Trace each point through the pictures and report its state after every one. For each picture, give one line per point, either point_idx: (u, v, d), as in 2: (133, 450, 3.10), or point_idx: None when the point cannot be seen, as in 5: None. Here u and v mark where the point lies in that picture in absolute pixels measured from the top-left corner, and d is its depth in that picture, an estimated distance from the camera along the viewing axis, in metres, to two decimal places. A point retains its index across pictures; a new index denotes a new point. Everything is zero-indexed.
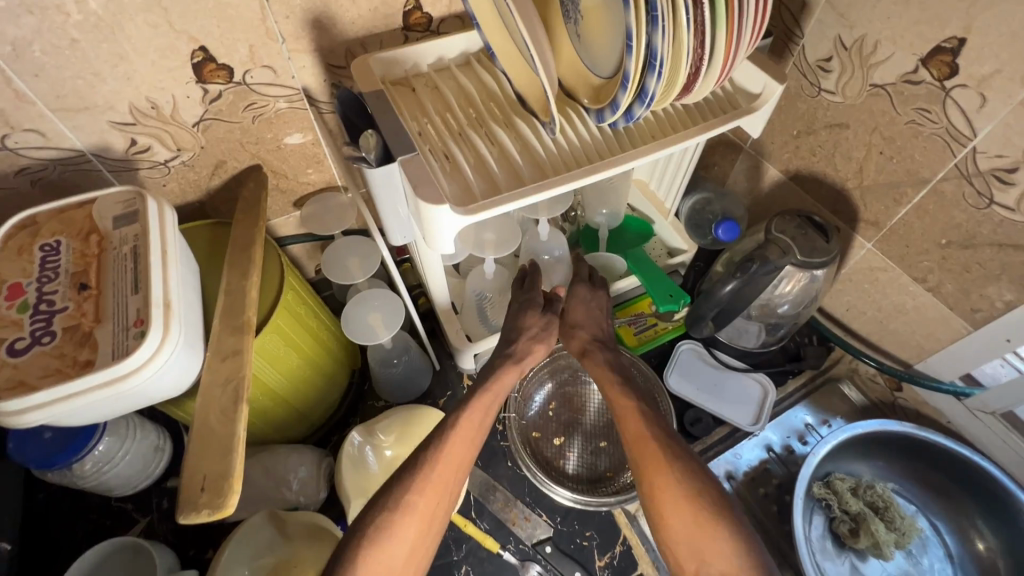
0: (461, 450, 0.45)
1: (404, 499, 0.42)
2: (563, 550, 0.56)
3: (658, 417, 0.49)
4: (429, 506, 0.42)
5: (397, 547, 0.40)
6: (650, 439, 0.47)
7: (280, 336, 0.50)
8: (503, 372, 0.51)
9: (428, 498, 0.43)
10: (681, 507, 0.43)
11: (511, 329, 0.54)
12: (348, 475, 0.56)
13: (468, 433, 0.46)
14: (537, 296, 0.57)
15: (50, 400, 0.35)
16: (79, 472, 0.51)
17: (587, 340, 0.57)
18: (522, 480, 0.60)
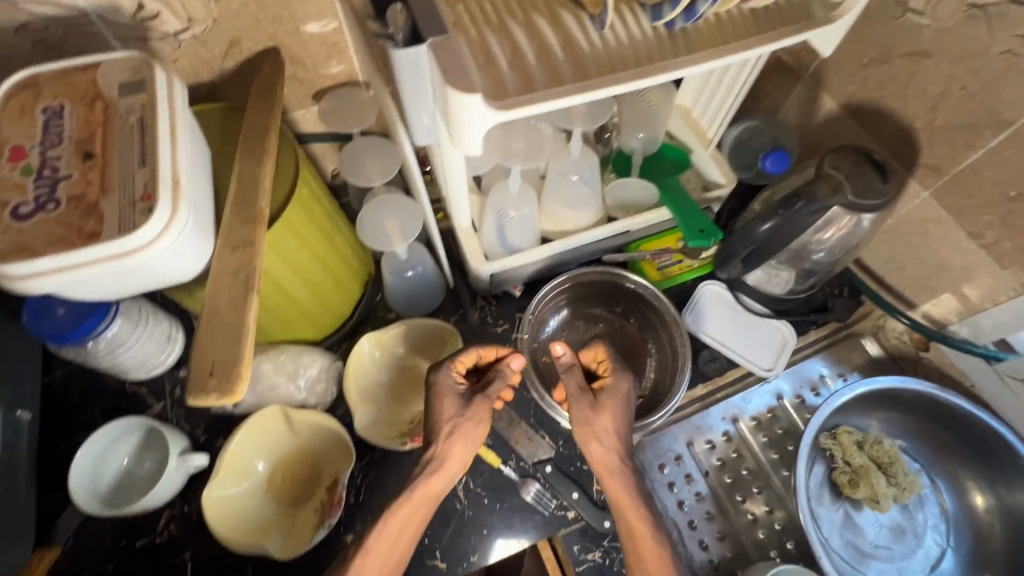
0: (397, 538, 0.47)
1: None
2: (563, 471, 0.57)
3: (636, 495, 0.49)
4: None
5: None
6: (626, 518, 0.48)
7: (294, 232, 0.49)
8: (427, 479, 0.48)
9: None
10: None
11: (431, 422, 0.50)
12: (356, 379, 0.57)
13: (417, 508, 0.48)
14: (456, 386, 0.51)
15: (56, 268, 0.33)
16: (93, 350, 0.51)
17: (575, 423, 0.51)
18: (528, 402, 0.60)
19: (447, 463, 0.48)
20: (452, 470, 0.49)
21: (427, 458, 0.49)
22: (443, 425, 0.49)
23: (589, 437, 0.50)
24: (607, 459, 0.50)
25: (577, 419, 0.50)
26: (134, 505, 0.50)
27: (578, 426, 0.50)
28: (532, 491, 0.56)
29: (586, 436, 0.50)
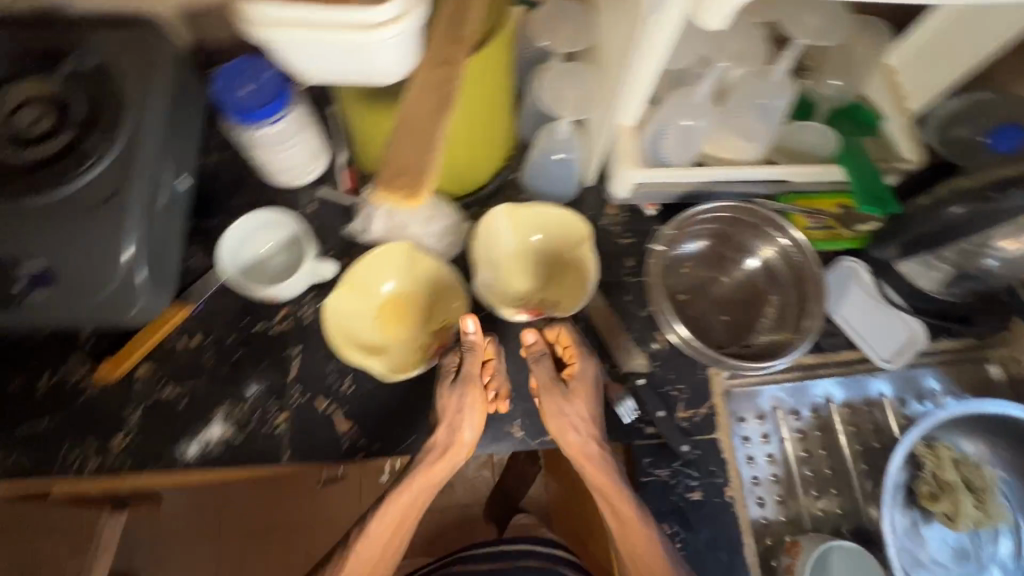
0: (398, 504, 0.54)
1: (355, 542, 0.54)
2: (653, 390, 0.57)
3: (623, 490, 0.52)
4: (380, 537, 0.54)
5: (360, 561, 0.54)
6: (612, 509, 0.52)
7: (483, 78, 0.46)
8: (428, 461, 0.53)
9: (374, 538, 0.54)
10: None
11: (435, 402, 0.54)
12: (479, 245, 0.57)
13: (419, 491, 0.54)
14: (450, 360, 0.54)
15: (300, 22, 0.37)
16: (256, 138, 0.54)
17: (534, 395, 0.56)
18: (634, 317, 0.60)
19: (444, 459, 0.53)
20: (452, 460, 0.53)
21: (429, 443, 0.53)
22: (445, 414, 0.52)
23: (565, 427, 0.52)
24: (585, 447, 0.52)
25: (557, 424, 0.52)
26: (261, 287, 0.54)
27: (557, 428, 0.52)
28: (623, 402, 0.56)
29: (563, 427, 0.52)
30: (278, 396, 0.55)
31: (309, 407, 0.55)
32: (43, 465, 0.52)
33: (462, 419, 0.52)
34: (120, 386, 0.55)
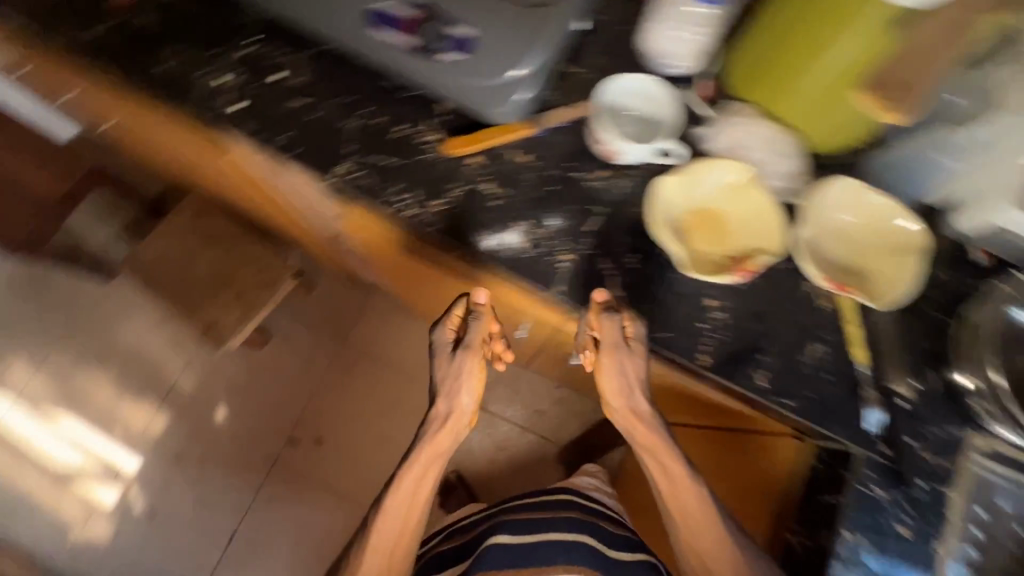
0: (420, 463, 0.77)
1: (389, 493, 0.77)
2: (903, 416, 0.56)
3: (666, 444, 0.64)
4: (420, 466, 0.77)
5: (406, 479, 0.77)
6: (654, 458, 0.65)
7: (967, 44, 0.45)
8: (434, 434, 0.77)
9: (409, 471, 0.77)
10: (696, 523, 0.64)
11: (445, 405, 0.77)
12: (812, 204, 0.57)
13: (429, 457, 0.77)
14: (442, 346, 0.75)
15: None
16: (684, 1, 0.59)
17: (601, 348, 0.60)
18: (917, 345, 0.57)
19: (450, 418, 0.77)
20: (453, 427, 0.78)
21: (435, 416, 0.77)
22: (444, 408, 0.76)
23: (615, 385, 0.61)
24: (633, 402, 0.63)
25: (609, 384, 0.62)
26: (611, 134, 0.58)
27: (608, 387, 0.62)
28: (875, 415, 0.56)
29: (616, 382, 0.61)
30: (570, 239, 0.60)
31: (592, 260, 0.59)
32: (374, 193, 0.61)
33: (461, 386, 0.76)
34: (454, 163, 0.62)
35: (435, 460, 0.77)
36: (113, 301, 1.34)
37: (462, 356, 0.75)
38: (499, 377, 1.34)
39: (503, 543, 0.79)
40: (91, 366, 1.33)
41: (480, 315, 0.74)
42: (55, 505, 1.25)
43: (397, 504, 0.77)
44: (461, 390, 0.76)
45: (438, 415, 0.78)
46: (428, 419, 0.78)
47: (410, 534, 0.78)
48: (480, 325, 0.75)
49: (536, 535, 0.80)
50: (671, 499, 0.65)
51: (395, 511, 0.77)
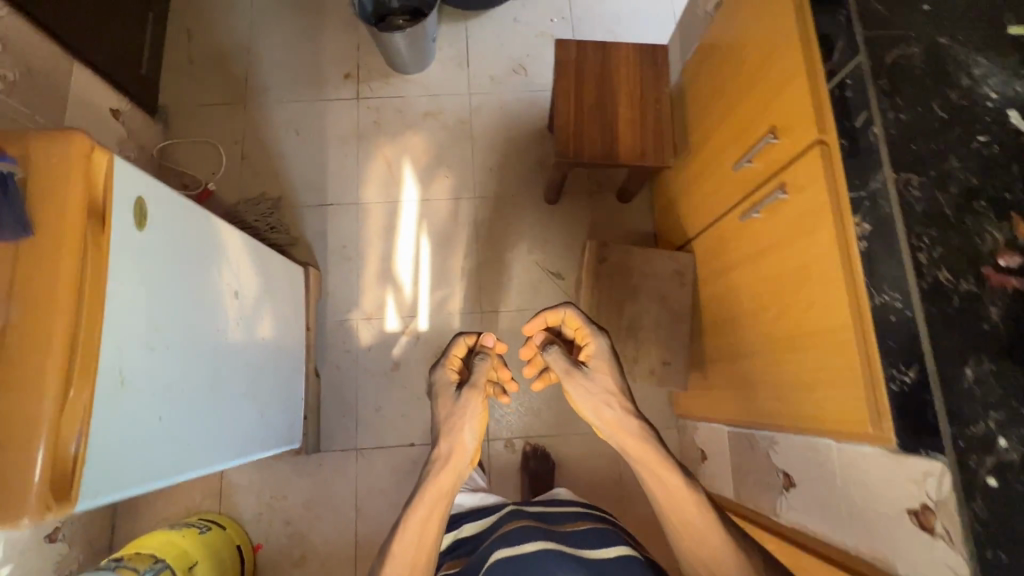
0: (435, 498, 0.81)
1: (408, 520, 0.80)
2: None
3: (661, 458, 0.78)
4: (436, 498, 0.81)
5: (422, 519, 0.80)
6: (653, 472, 0.78)
7: None
8: (440, 472, 0.84)
9: (429, 504, 0.81)
10: (715, 546, 0.73)
11: (447, 444, 0.86)
12: None
13: (441, 493, 0.82)
14: (476, 379, 0.89)
15: None
16: None
17: (573, 378, 0.85)
18: None
19: (453, 458, 0.84)
20: (455, 464, 0.84)
21: (440, 457, 0.85)
22: (445, 447, 0.86)
23: (580, 394, 0.85)
24: (619, 417, 0.82)
25: (584, 402, 0.84)
26: None
27: (585, 406, 0.84)
28: None
29: (590, 402, 0.83)
30: None
31: None
32: None
33: (466, 426, 0.87)
34: None
35: (443, 497, 0.82)
36: (535, 221, 1.46)
37: (469, 397, 0.88)
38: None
39: (505, 558, 0.84)
40: (475, 237, 1.45)
41: (486, 357, 0.92)
42: (363, 287, 1.40)
43: (416, 536, 0.79)
44: (465, 426, 0.87)
45: (440, 456, 0.85)
46: (430, 462, 0.85)
47: (424, 564, 0.79)
48: (483, 366, 0.89)
49: (529, 539, 0.87)
50: (667, 503, 0.77)
51: (418, 547, 0.79)
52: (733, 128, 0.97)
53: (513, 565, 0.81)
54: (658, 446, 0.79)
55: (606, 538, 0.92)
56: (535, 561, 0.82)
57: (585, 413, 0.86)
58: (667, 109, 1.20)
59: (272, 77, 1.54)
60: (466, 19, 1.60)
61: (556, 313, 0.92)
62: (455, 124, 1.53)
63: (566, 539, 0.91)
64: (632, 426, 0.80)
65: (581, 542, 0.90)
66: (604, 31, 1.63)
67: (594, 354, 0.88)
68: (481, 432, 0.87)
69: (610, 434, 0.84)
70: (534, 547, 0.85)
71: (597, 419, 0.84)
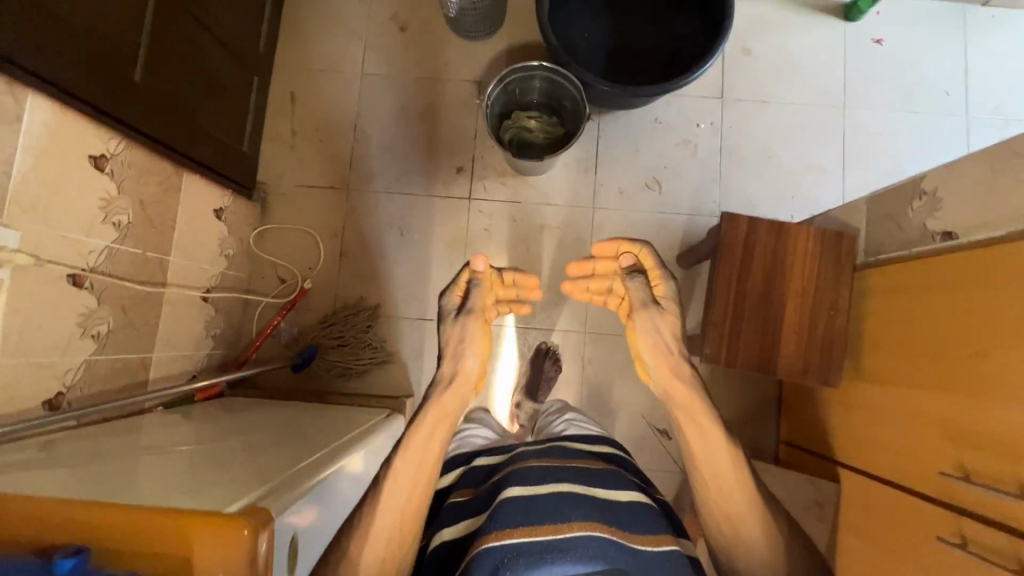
0: (432, 420, 0.86)
1: (409, 442, 0.85)
2: None
3: (702, 404, 0.84)
4: (433, 421, 0.86)
5: (419, 442, 0.85)
6: (695, 415, 0.84)
7: None
8: (440, 395, 0.88)
9: (428, 424, 0.86)
10: (735, 489, 0.81)
11: (453, 366, 0.90)
12: None
13: (440, 415, 0.87)
14: (472, 305, 0.92)
15: None
16: None
17: (649, 310, 0.88)
18: None
19: (456, 380, 0.90)
20: (460, 391, 0.89)
21: (444, 379, 0.90)
22: (447, 370, 0.90)
23: (643, 326, 0.87)
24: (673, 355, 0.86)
25: (646, 336, 0.88)
26: None
27: (646, 339, 0.87)
28: None
29: (651, 335, 0.87)
30: None
31: None
32: None
33: (467, 351, 0.91)
34: None
35: (441, 418, 0.87)
36: None
37: (467, 322, 0.91)
38: None
39: (516, 497, 0.74)
40: (582, 376, 1.35)
41: (480, 282, 0.94)
42: None
43: (414, 451, 0.85)
44: (467, 352, 0.91)
45: (444, 378, 0.90)
46: (435, 382, 0.90)
47: (426, 484, 0.84)
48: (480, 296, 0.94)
49: (537, 481, 0.77)
50: (708, 467, 0.83)
51: (417, 468, 0.84)
52: (947, 413, 0.82)
53: (523, 507, 0.72)
54: (704, 399, 0.85)
55: (620, 481, 0.82)
56: (549, 506, 0.73)
57: (640, 350, 0.90)
58: (841, 317, 1.03)
59: (379, 161, 1.41)
60: (598, 115, 1.40)
61: (635, 246, 0.95)
62: (573, 242, 1.38)
63: (585, 482, 0.80)
64: (680, 369, 0.86)
65: (595, 482, 0.80)
66: (756, 146, 1.41)
67: (667, 295, 0.90)
68: (483, 355, 0.92)
69: (658, 378, 0.88)
70: (545, 489, 0.75)
71: (651, 358, 0.88)
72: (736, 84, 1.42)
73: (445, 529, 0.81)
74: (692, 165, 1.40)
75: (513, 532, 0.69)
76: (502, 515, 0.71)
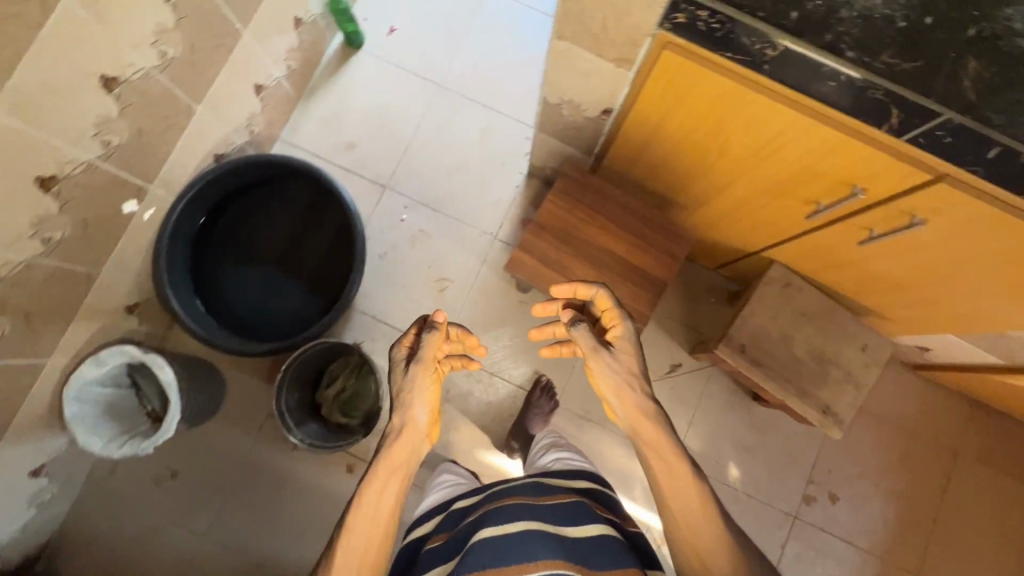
0: (391, 466, 0.78)
1: (366, 492, 0.75)
2: None
3: (661, 432, 0.80)
4: (387, 471, 0.77)
5: (374, 492, 0.76)
6: (660, 444, 0.80)
7: None
8: (394, 443, 0.80)
9: (384, 471, 0.77)
10: (699, 517, 0.74)
11: (406, 416, 0.83)
12: None
13: (396, 459, 0.79)
14: (426, 351, 0.86)
15: None
16: None
17: (597, 352, 0.86)
18: None
19: (406, 429, 0.81)
20: (410, 439, 0.81)
21: (392, 428, 0.82)
22: (397, 420, 0.83)
23: (601, 369, 0.86)
24: (634, 395, 0.84)
25: (606, 381, 0.86)
26: None
27: (606, 383, 0.86)
28: None
29: (604, 371, 0.85)
30: None
31: None
32: None
33: (418, 398, 0.84)
34: None
35: (397, 468, 0.78)
36: None
37: (416, 373, 0.85)
38: (997, 421, 1.36)
39: (490, 538, 0.74)
40: (597, 423, 1.37)
41: (434, 332, 0.88)
42: None
43: (371, 500, 0.75)
44: (415, 403, 0.84)
45: (393, 429, 0.82)
46: (385, 433, 0.82)
47: (384, 539, 0.73)
48: (434, 340, 0.87)
49: (511, 519, 0.77)
50: (674, 500, 0.76)
51: (380, 512, 0.74)
52: (760, 185, 0.89)
53: (492, 548, 0.72)
54: (673, 437, 0.80)
55: (587, 515, 0.82)
56: (517, 545, 0.73)
57: (604, 391, 0.88)
58: (639, 206, 1.10)
59: (308, 553, 1.27)
60: (355, 309, 1.38)
61: (589, 287, 0.90)
62: (466, 383, 1.37)
63: (554, 518, 0.80)
64: (646, 408, 0.83)
65: (560, 519, 0.80)
66: (444, 173, 1.44)
67: (622, 336, 0.87)
68: (433, 405, 0.85)
69: (624, 417, 0.85)
70: (517, 529, 0.75)
71: (614, 401, 0.86)
72: (379, 165, 1.44)
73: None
74: (439, 241, 1.41)
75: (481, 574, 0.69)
76: (472, 559, 0.71)
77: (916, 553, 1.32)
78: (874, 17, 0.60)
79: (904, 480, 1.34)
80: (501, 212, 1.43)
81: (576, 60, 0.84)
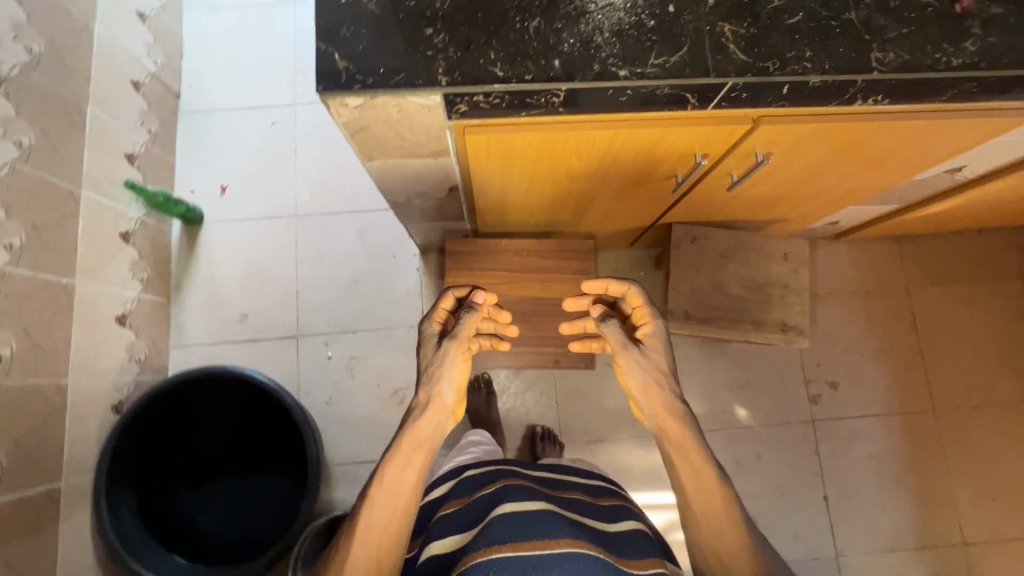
0: (415, 443, 0.70)
1: (388, 463, 0.69)
2: None
3: (689, 439, 0.72)
4: (410, 448, 0.70)
5: (393, 466, 0.69)
6: (686, 448, 0.72)
7: None
8: (417, 421, 0.71)
9: (406, 447, 0.70)
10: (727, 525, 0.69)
11: (433, 391, 0.73)
12: None
13: (417, 437, 0.70)
14: (461, 330, 0.77)
15: None
16: None
17: (629, 349, 0.76)
18: None
19: (432, 406, 0.72)
20: (435, 415, 0.72)
21: (418, 404, 0.73)
22: (422, 394, 0.74)
23: (630, 369, 0.76)
24: (660, 397, 0.75)
25: (632, 380, 0.77)
26: None
27: (633, 380, 0.77)
28: None
29: (631, 369, 0.76)
30: None
31: None
32: None
33: (447, 375, 0.74)
34: None
35: (420, 447, 0.70)
36: (583, 373, 1.40)
37: (449, 349, 0.76)
38: (924, 243, 1.45)
39: (511, 511, 0.68)
40: (605, 439, 1.36)
41: (473, 311, 0.79)
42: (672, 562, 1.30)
43: (392, 471, 0.68)
44: (444, 377, 0.74)
45: (418, 404, 0.73)
46: (410, 407, 0.74)
47: (405, 513, 0.68)
48: (472, 319, 0.78)
49: (529, 498, 0.72)
50: (700, 503, 0.70)
51: (401, 485, 0.68)
52: (621, 183, 0.90)
53: (516, 521, 0.67)
54: (701, 439, 0.72)
55: (611, 510, 0.79)
56: (540, 522, 0.68)
57: (629, 389, 0.78)
58: (533, 244, 1.11)
59: None
60: (332, 466, 1.32)
61: (620, 283, 0.81)
62: None
63: (573, 506, 0.76)
64: (675, 407, 0.74)
65: (582, 511, 0.77)
66: (346, 293, 1.40)
67: (653, 335, 0.78)
68: (464, 384, 0.75)
69: (650, 416, 0.76)
70: (537, 507, 0.70)
71: (641, 400, 0.77)
72: (281, 319, 1.39)
73: (433, 543, 0.74)
74: (375, 358, 1.37)
75: (500, 547, 0.64)
76: (493, 531, 0.66)
77: (923, 391, 1.39)
78: (626, 29, 0.62)
79: (881, 337, 1.41)
80: (417, 300, 1.40)
81: (398, 167, 0.83)
